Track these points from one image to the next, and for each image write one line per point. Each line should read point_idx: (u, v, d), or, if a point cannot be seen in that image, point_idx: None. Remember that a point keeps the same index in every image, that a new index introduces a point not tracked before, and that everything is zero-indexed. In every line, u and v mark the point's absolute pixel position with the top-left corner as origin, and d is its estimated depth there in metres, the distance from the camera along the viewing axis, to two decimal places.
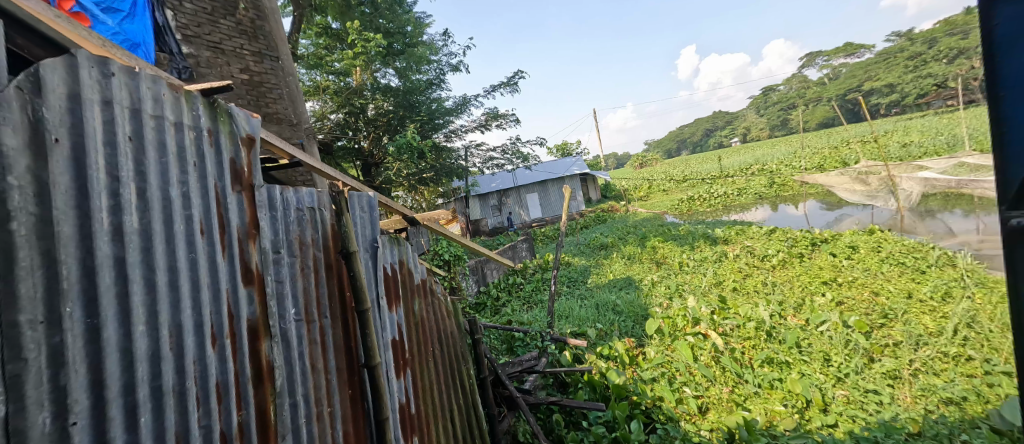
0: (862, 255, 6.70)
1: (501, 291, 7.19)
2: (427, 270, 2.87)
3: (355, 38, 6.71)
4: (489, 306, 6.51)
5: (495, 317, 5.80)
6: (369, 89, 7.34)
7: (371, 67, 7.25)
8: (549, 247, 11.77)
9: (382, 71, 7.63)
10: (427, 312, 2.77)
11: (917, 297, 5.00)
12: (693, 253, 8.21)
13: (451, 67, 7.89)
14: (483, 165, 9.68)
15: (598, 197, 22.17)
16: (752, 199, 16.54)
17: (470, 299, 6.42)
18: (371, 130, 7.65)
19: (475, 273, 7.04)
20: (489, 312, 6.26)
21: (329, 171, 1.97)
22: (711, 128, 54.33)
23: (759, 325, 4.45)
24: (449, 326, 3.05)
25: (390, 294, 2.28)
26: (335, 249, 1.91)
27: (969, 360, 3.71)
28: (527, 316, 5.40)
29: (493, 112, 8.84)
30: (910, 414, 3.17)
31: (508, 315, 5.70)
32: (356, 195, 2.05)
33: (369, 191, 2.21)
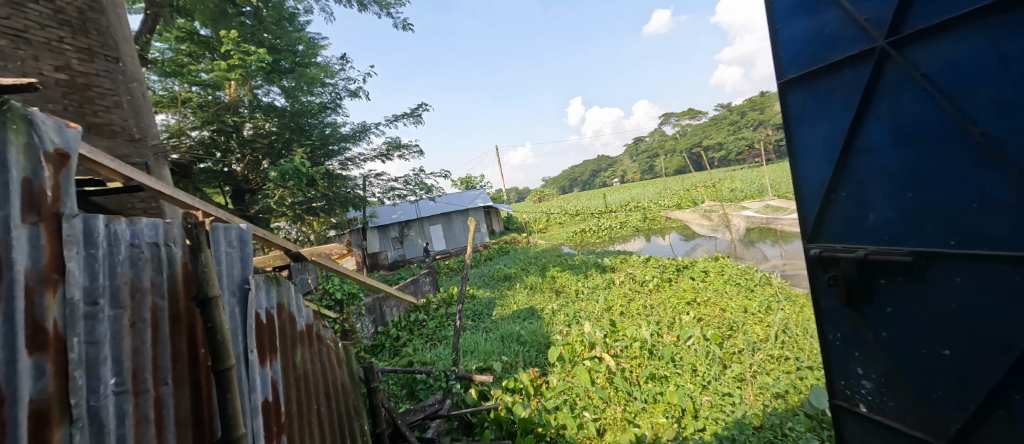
0: (712, 277, 7.86)
1: (402, 330, 6.77)
2: (315, 313, 2.55)
3: (231, 49, 5.80)
4: (387, 347, 6.04)
5: (394, 359, 5.39)
6: (245, 106, 6.44)
7: (250, 83, 6.32)
8: (452, 280, 11.57)
9: (265, 89, 6.74)
10: (313, 362, 2.46)
11: (749, 310, 5.98)
12: (588, 281, 8.78)
13: (350, 93, 7.43)
14: (383, 195, 9.18)
15: (501, 229, 22.68)
16: (631, 231, 18.53)
17: (365, 341, 5.88)
18: (247, 152, 6.73)
19: (372, 312, 6.53)
20: (388, 354, 5.79)
21: (184, 198, 1.67)
22: (598, 168, 60.19)
23: (643, 345, 4.85)
24: (340, 376, 2.73)
25: (263, 347, 1.99)
26: (186, 295, 1.64)
27: (788, 359, 4.49)
28: (429, 355, 5.15)
29: (395, 141, 8.60)
30: (756, 411, 3.68)
31: (409, 356, 5.36)
32: (219, 227, 1.79)
33: (240, 223, 1.91)
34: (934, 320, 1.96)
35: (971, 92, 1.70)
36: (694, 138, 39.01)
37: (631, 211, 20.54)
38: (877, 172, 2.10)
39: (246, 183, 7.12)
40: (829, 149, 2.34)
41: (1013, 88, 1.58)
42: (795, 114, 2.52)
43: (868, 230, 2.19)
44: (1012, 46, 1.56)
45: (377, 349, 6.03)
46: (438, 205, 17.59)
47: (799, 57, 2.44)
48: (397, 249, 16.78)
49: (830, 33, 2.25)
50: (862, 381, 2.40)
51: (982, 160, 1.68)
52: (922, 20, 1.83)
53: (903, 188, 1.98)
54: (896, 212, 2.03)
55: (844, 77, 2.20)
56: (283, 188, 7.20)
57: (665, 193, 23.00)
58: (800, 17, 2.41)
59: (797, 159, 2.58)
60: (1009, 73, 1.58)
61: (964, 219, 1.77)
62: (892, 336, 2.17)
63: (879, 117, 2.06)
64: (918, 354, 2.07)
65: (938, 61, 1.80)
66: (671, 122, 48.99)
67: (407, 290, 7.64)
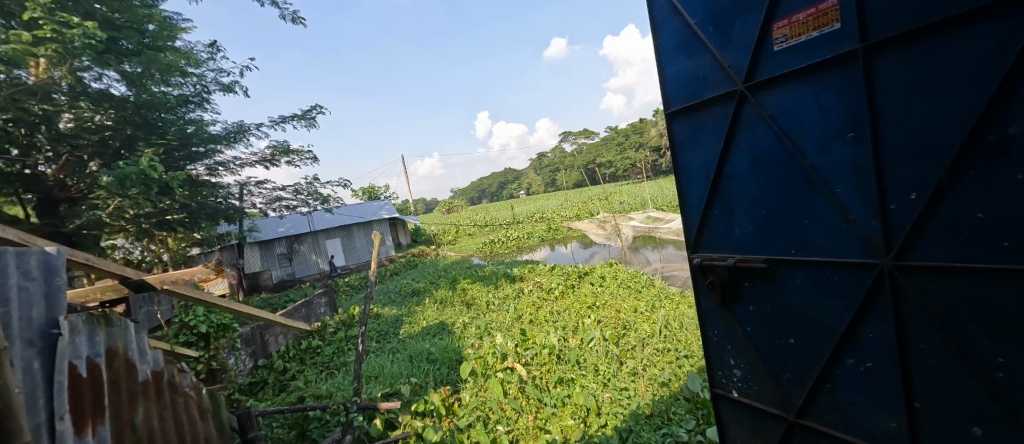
0: (609, 281, 8.49)
1: (292, 361, 6.02)
2: (163, 359, 2.37)
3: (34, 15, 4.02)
4: (271, 383, 5.28)
5: (281, 396, 4.75)
6: (64, 93, 4.55)
7: (69, 63, 4.43)
8: (353, 299, 10.73)
9: (93, 72, 4.77)
10: (158, 418, 2.26)
11: (638, 309, 6.58)
12: (498, 292, 8.81)
13: (220, 87, 6.48)
14: (267, 206, 8.20)
15: (408, 242, 21.84)
16: (537, 241, 19.21)
17: (241, 380, 5.05)
18: (62, 151, 4.80)
19: (253, 343, 5.68)
20: (272, 391, 5.07)
21: None
22: (505, 180, 61.71)
23: (551, 351, 4.97)
24: (194, 431, 2.54)
25: (79, 415, 1.75)
26: None
27: (670, 351, 4.96)
28: (325, 387, 4.69)
29: (283, 147, 7.75)
30: (647, 400, 4.00)
31: (299, 391, 4.79)
32: (15, 255, 1.57)
33: (46, 248, 1.70)
34: (784, 315, 2.37)
35: (802, 131, 2.11)
36: (592, 154, 42.25)
37: (536, 222, 21.32)
38: (740, 192, 2.48)
39: (59, 190, 5.06)
40: (706, 172, 2.68)
41: (829, 131, 1.98)
42: (680, 141, 2.85)
43: (736, 241, 2.56)
44: (826, 98, 1.97)
45: (258, 386, 5.23)
46: (335, 217, 16.27)
47: (681, 92, 2.75)
48: (285, 267, 15.10)
49: (704, 75, 2.57)
50: (734, 369, 2.76)
51: (810, 184, 2.10)
52: (767, 72, 2.21)
53: (761, 206, 2.37)
54: (755, 226, 2.42)
55: (716, 111, 2.55)
56: (122, 197, 5.36)
57: (566, 204, 24.36)
58: (681, 57, 2.70)
59: (680, 180, 2.90)
60: (826, 119, 1.99)
61: (801, 232, 2.18)
62: (755, 331, 2.56)
63: (742, 148, 2.42)
64: (773, 343, 2.47)
65: (780, 105, 2.19)
66: (571, 138, 52.43)
67: (298, 315, 6.85)
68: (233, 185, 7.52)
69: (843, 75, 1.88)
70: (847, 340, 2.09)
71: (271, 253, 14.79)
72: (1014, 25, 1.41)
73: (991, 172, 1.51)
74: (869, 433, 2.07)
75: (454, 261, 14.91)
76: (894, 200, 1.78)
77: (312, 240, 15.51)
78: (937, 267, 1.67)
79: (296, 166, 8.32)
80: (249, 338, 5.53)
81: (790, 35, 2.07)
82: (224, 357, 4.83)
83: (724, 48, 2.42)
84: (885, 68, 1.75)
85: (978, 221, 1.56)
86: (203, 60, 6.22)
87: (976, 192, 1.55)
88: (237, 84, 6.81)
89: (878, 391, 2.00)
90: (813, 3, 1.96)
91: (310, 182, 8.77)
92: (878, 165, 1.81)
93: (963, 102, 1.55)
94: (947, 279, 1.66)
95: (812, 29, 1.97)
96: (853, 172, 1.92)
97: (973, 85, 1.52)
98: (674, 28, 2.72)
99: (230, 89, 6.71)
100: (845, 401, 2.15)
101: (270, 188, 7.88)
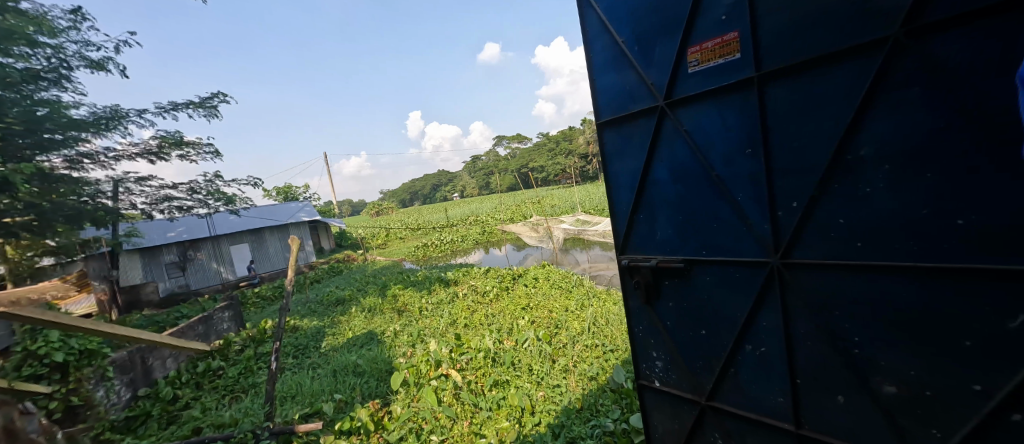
0: (542, 282, 8.66)
1: (186, 385, 5.24)
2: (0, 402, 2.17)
3: None
4: (157, 415, 4.50)
5: (170, 429, 4.13)
6: None
7: None
8: (266, 311, 9.75)
9: None
10: None
11: (568, 308, 6.78)
12: (431, 297, 8.55)
13: (87, 62, 5.48)
14: (152, 206, 6.91)
15: (332, 247, 20.49)
16: (471, 244, 19.07)
17: (114, 415, 4.29)
18: None
19: (135, 369, 4.87)
20: (157, 425, 4.31)
21: None
22: (438, 183, 60.61)
23: (486, 354, 4.91)
24: None
25: None
26: None
27: (598, 346, 5.14)
28: (229, 414, 4.21)
29: (175, 138, 6.87)
30: (577, 395, 4.10)
31: (194, 421, 4.23)
32: None
33: None
34: (698, 313, 2.56)
35: (710, 146, 2.30)
36: (526, 159, 43.15)
37: (469, 225, 21.16)
38: (661, 199, 2.62)
39: None
40: (631, 180, 2.80)
41: (733, 146, 2.19)
42: (609, 150, 2.92)
43: (657, 245, 2.71)
44: (729, 117, 2.17)
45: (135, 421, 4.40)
46: (242, 219, 14.70)
47: (609, 104, 2.84)
48: (178, 278, 13.17)
49: (630, 89, 2.68)
50: (656, 361, 2.91)
51: (719, 194, 2.30)
52: (682, 91, 2.36)
53: (678, 212, 2.53)
54: (673, 231, 2.58)
55: (639, 124, 2.66)
56: None
57: (499, 207, 24.51)
58: (609, 72, 2.78)
59: (608, 186, 2.98)
60: (729, 136, 2.19)
61: (712, 237, 2.37)
62: (674, 324, 2.72)
63: (662, 159, 2.56)
64: (687, 335, 2.65)
65: (693, 120, 2.35)
66: (505, 142, 53.01)
67: (194, 333, 6.04)
68: (103, 180, 6.03)
69: (743, 97, 2.09)
70: (746, 330, 2.33)
71: (157, 263, 12.83)
72: (865, 65, 1.70)
73: (851, 185, 1.81)
74: (764, 411, 2.32)
75: (383, 267, 14.25)
76: (781, 207, 2.05)
77: (212, 247, 13.73)
78: (812, 263, 1.96)
79: (191, 160, 7.39)
80: (125, 363, 4.71)
81: (702, 60, 2.25)
82: (89, 389, 4.18)
83: (647, 66, 2.54)
84: (775, 94, 1.98)
85: (840, 225, 1.86)
86: (65, 29, 5.16)
87: (840, 201, 1.84)
88: (110, 61, 5.90)
89: (770, 373, 2.26)
90: (720, 32, 2.15)
91: (209, 181, 7.83)
92: (771, 178, 2.06)
93: (830, 125, 1.83)
94: (820, 273, 1.95)
95: (719, 56, 2.17)
96: (751, 183, 2.14)
97: (837, 112, 1.80)
98: (603, 44, 2.79)
99: (102, 67, 5.78)
100: (745, 383, 2.39)
101: (157, 186, 6.85)
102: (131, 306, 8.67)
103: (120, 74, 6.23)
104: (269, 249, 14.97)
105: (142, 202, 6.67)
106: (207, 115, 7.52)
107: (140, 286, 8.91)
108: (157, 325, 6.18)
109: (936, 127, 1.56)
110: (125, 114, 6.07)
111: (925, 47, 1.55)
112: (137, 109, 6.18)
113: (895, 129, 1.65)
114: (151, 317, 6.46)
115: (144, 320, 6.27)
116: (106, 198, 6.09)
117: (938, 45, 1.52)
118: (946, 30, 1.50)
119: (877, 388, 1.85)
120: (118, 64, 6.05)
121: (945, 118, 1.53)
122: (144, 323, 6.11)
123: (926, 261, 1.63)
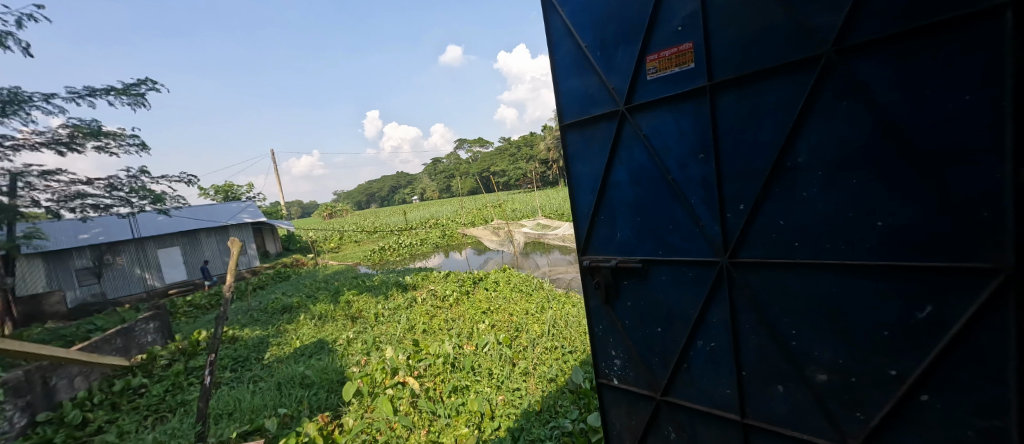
0: (503, 285, 8.64)
1: (97, 408, 4.68)
2: None
3: None
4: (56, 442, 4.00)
5: None
6: None
7: None
8: (199, 321, 8.99)
9: None
10: None
11: (529, 311, 6.79)
12: (389, 303, 8.28)
13: None
14: (60, 204, 6.17)
15: (278, 250, 19.38)
16: (430, 248, 18.72)
17: None
18: None
19: (31, 393, 4.30)
20: None
21: None
22: (396, 185, 59.15)
23: (446, 360, 4.79)
24: None
25: None
26: None
27: (558, 348, 5.18)
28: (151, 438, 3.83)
29: (91, 127, 6.23)
30: (537, 397, 4.08)
31: None
32: None
33: None
34: (654, 312, 2.62)
35: (666, 150, 2.37)
36: (488, 163, 43.20)
37: (429, 228, 20.78)
38: (621, 201, 2.66)
39: None
40: (592, 182, 2.83)
41: (686, 151, 2.26)
42: (572, 153, 2.94)
43: (616, 245, 2.75)
44: (684, 123, 2.24)
45: None
46: (172, 221, 13.60)
47: (572, 107, 2.86)
48: (93, 286, 11.92)
49: (592, 93, 2.71)
50: (615, 359, 2.94)
51: (674, 197, 2.37)
52: (641, 97, 2.41)
53: (636, 213, 2.59)
54: (632, 232, 2.63)
55: (601, 127, 2.70)
56: None
57: (460, 211, 24.26)
58: (573, 75, 2.81)
59: (570, 188, 3.00)
60: (683, 141, 2.26)
61: (668, 239, 2.44)
62: (631, 323, 2.77)
63: (622, 162, 2.60)
64: (644, 333, 2.71)
65: (651, 125, 2.40)
66: (466, 145, 52.71)
67: (109, 347, 5.48)
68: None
69: (696, 104, 2.17)
70: (697, 327, 2.41)
71: (65, 269, 11.56)
72: (801, 80, 1.81)
73: (788, 189, 1.92)
74: (712, 402, 2.41)
75: (336, 272, 13.65)
76: (729, 210, 2.14)
77: (135, 251, 12.56)
78: (755, 262, 2.07)
79: (110, 153, 6.72)
80: (19, 385, 4.16)
81: (659, 68, 2.32)
82: None
83: (608, 72, 2.58)
84: (725, 101, 2.06)
85: (780, 227, 1.97)
86: None
87: (780, 203, 1.95)
88: (9, 36, 5.26)
89: (717, 367, 2.35)
90: (676, 43, 2.22)
91: (134, 176, 7.15)
92: (721, 181, 2.14)
93: (772, 135, 1.94)
94: (762, 270, 2.06)
95: (675, 65, 2.23)
96: (703, 187, 2.23)
97: (777, 122, 1.91)
98: (567, 48, 2.81)
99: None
100: (695, 377, 2.47)
101: (66, 181, 6.16)
102: (30, 317, 7.61)
103: (22, 53, 5.57)
104: (204, 252, 13.91)
105: (46, 199, 5.93)
106: (132, 104, 6.88)
107: (43, 295, 7.88)
108: (63, 339, 5.50)
109: (859, 138, 1.69)
110: (27, 99, 5.38)
111: (851, 65, 1.67)
112: (42, 93, 5.53)
113: (826, 139, 1.78)
114: (56, 330, 5.75)
115: (47, 334, 5.56)
116: (4, 195, 5.26)
117: (862, 64, 1.65)
118: (868, 51, 1.62)
119: (811, 377, 1.97)
120: (18, 40, 5.41)
121: (866, 129, 1.66)
122: (46, 338, 5.41)
123: (851, 259, 1.76)
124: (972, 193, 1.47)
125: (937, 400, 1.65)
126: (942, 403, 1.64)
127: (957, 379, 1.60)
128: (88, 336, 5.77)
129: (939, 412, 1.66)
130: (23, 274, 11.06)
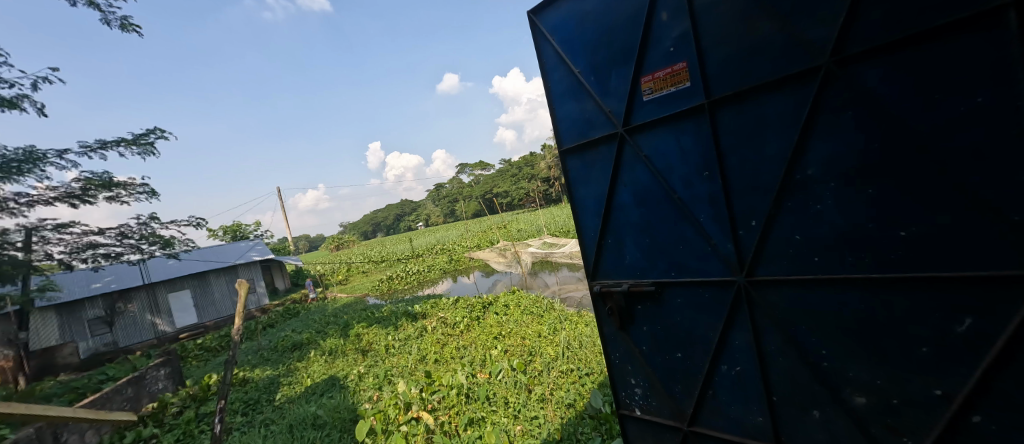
0: (513, 308, 8.52)
1: None
2: None
3: None
4: None
5: None
6: None
7: None
8: (210, 365, 8.95)
9: None
10: None
11: (541, 333, 6.69)
12: (399, 333, 8.18)
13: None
14: (72, 255, 6.24)
15: (287, 287, 19.46)
16: (438, 273, 18.60)
17: None
18: None
19: None
20: None
21: None
22: (401, 213, 59.36)
23: (459, 391, 4.69)
24: None
25: None
26: None
27: (574, 371, 5.07)
28: None
29: (103, 179, 6.37)
30: (556, 425, 3.96)
31: None
32: None
33: None
34: (671, 335, 2.57)
35: (670, 169, 2.36)
36: (490, 185, 43.59)
37: (435, 255, 20.78)
38: (631, 222, 2.63)
39: None
40: (597, 205, 2.81)
41: (689, 170, 2.27)
42: (574, 176, 2.94)
43: (628, 268, 2.70)
44: (685, 141, 2.25)
45: None
46: (181, 263, 13.70)
47: (571, 131, 2.88)
48: (104, 337, 11.98)
49: (589, 116, 2.73)
50: (635, 389, 2.86)
51: (684, 217, 2.35)
52: (640, 118, 2.43)
53: (644, 235, 2.57)
54: (643, 254, 2.60)
55: (601, 150, 2.70)
56: None
57: (466, 235, 24.23)
58: (570, 100, 2.84)
59: (578, 211, 2.97)
60: (686, 160, 2.27)
61: (680, 261, 2.41)
62: (650, 349, 2.70)
63: (627, 183, 2.59)
64: (663, 359, 2.65)
65: (652, 146, 2.41)
66: (469, 170, 53.39)
67: (121, 398, 5.43)
68: (14, 230, 5.34)
69: (695, 122, 2.18)
70: (720, 350, 2.36)
71: (79, 320, 11.68)
72: (803, 91, 1.82)
73: (801, 202, 1.91)
74: (744, 431, 2.32)
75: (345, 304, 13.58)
76: (741, 227, 2.12)
77: (146, 297, 12.59)
78: (772, 279, 2.04)
79: (122, 202, 6.84)
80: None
81: (655, 88, 2.34)
82: None
83: (604, 95, 2.61)
84: (725, 118, 2.08)
85: (797, 242, 1.94)
86: None
87: (791, 219, 1.95)
88: (25, 98, 5.46)
89: (745, 391, 2.28)
90: (669, 63, 2.25)
91: (144, 223, 7.26)
92: (728, 198, 2.14)
93: (778, 148, 1.93)
94: (782, 287, 2.02)
95: (670, 85, 2.26)
96: (711, 204, 2.22)
97: (783, 135, 1.91)
98: (560, 74, 2.86)
99: (15, 105, 5.33)
100: (723, 404, 2.39)
101: (78, 232, 6.26)
102: (45, 371, 7.59)
103: (38, 113, 5.78)
104: (214, 293, 13.90)
105: (58, 251, 6.01)
106: (142, 153, 7.07)
107: (57, 346, 7.88)
108: (75, 391, 5.47)
109: (868, 146, 1.68)
110: (42, 156, 5.53)
111: (853, 73, 1.68)
112: (56, 150, 5.69)
113: (836, 150, 1.77)
114: (68, 382, 5.71)
115: (60, 387, 5.52)
116: (20, 251, 5.36)
117: (864, 73, 1.66)
118: (868, 59, 1.64)
119: (848, 399, 1.90)
120: (34, 101, 5.62)
121: (875, 137, 1.66)
122: (58, 391, 5.37)
123: (877, 272, 1.72)
124: (1004, 198, 1.44)
125: (991, 421, 1.57)
126: (996, 424, 1.56)
127: (1012, 395, 1.52)
128: (100, 387, 5.75)
129: (994, 434, 1.58)
130: (37, 329, 11.24)
